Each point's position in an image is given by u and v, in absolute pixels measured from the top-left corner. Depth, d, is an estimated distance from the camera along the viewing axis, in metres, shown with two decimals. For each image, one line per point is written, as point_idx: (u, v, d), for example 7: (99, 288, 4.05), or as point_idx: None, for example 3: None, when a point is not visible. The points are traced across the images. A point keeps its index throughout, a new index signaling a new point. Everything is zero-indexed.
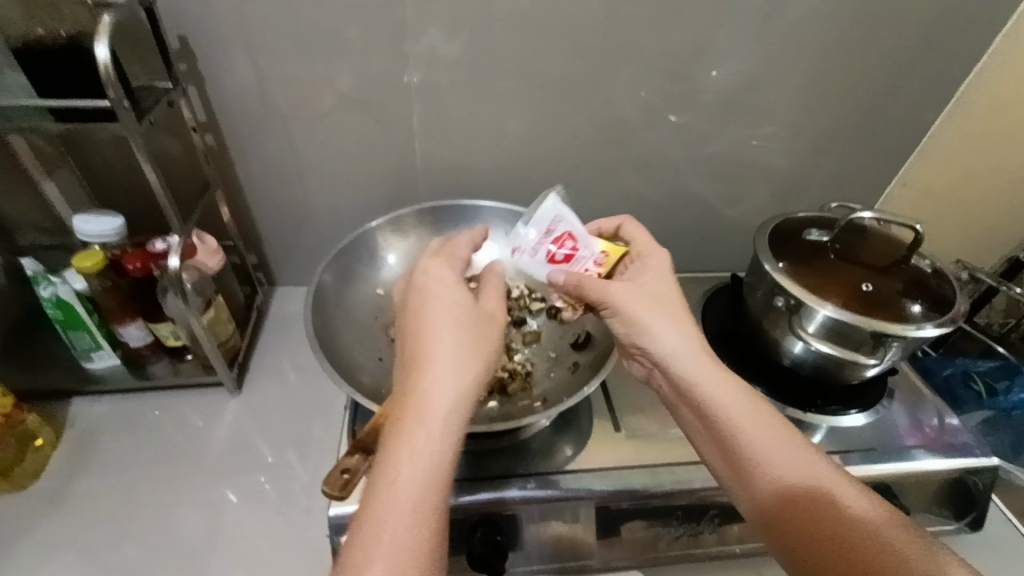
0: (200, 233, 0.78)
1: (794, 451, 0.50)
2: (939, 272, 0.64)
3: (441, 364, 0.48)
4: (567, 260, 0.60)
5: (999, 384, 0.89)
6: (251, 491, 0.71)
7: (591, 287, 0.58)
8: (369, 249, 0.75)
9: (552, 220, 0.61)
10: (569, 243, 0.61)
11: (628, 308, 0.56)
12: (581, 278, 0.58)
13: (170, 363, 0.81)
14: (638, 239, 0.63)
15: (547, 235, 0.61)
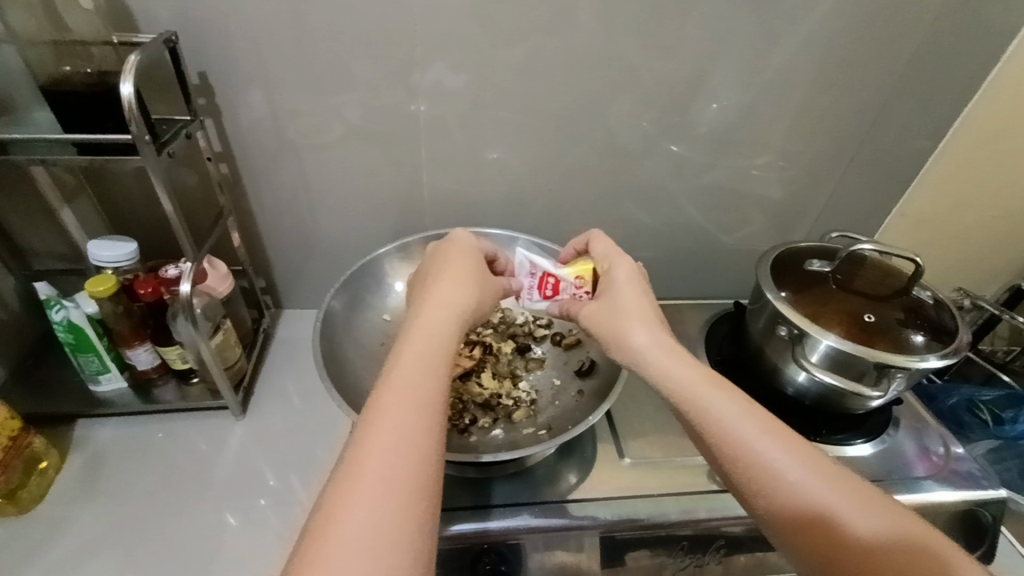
0: (211, 258, 0.80)
1: (794, 443, 0.46)
2: (939, 302, 0.65)
3: (416, 358, 0.46)
4: (555, 294, 0.65)
5: (1005, 413, 0.88)
6: (254, 514, 0.70)
7: (580, 309, 0.60)
8: (377, 276, 0.75)
9: (527, 267, 0.66)
10: (548, 278, 0.65)
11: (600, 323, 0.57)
12: (568, 305, 0.62)
13: (178, 387, 0.82)
14: (601, 253, 0.63)
15: (529, 281, 0.66)
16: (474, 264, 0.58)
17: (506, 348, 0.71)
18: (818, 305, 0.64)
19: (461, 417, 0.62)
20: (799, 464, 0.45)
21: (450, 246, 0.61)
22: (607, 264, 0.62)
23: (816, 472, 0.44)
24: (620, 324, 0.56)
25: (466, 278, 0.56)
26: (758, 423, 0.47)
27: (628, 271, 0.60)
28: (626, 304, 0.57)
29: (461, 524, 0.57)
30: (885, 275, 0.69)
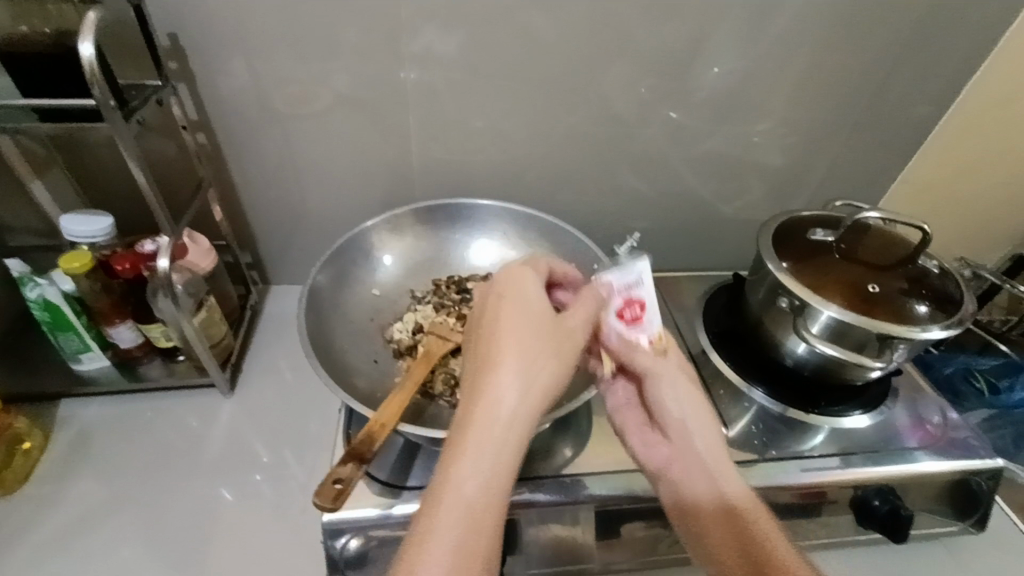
0: (192, 232, 0.77)
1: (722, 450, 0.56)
2: (944, 272, 0.63)
3: (480, 449, 0.43)
4: (631, 323, 0.55)
5: (1001, 382, 0.88)
6: (248, 491, 0.69)
7: (640, 357, 0.57)
8: (364, 250, 0.71)
9: (621, 279, 0.55)
10: (638, 306, 0.55)
11: (659, 376, 0.57)
12: (633, 345, 0.56)
13: (165, 364, 0.80)
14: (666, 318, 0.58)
15: (625, 287, 0.55)
16: (546, 313, 0.50)
17: None
18: (823, 275, 0.62)
19: (453, 392, 0.61)
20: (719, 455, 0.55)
21: (515, 281, 0.51)
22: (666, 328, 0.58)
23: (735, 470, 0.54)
24: (661, 378, 0.57)
25: (541, 335, 0.48)
26: (698, 425, 0.56)
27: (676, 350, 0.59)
28: (670, 368, 0.57)
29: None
30: (890, 244, 0.66)
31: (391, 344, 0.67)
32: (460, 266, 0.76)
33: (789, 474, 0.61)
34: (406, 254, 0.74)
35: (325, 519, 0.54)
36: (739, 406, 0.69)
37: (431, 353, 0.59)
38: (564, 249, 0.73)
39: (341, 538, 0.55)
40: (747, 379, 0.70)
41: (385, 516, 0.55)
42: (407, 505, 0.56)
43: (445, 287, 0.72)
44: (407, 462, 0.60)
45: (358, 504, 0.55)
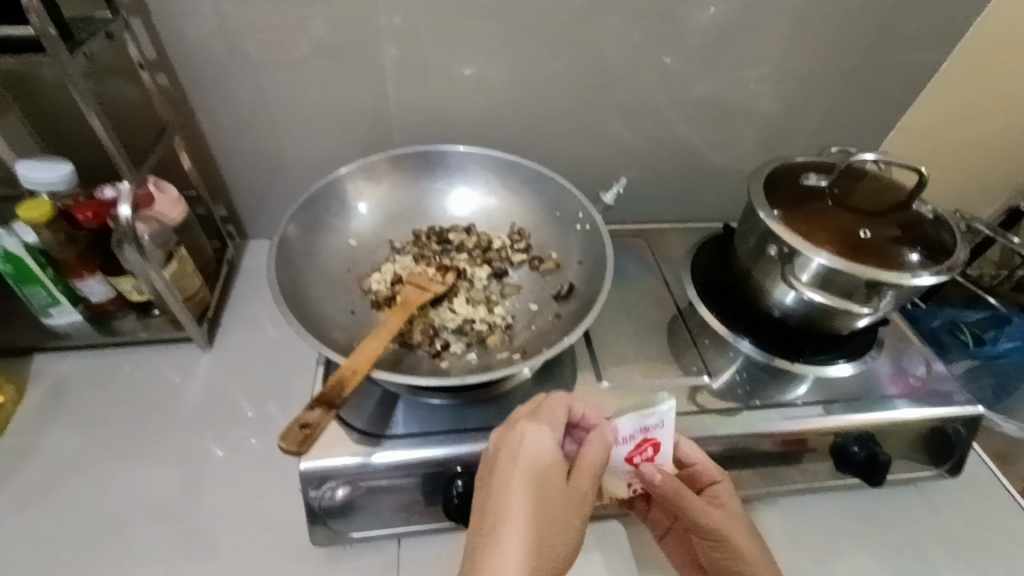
0: (158, 180, 0.73)
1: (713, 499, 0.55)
2: (939, 219, 0.61)
3: None
4: (657, 463, 0.54)
5: (986, 334, 0.88)
6: (238, 445, 0.68)
7: (690, 503, 0.54)
8: (338, 199, 0.68)
9: (639, 422, 0.54)
10: (650, 445, 0.54)
11: (709, 523, 0.54)
12: (681, 487, 0.54)
13: (139, 318, 0.78)
14: (701, 458, 0.56)
15: (641, 432, 0.54)
16: (556, 477, 0.46)
17: (480, 273, 0.66)
18: (814, 222, 0.60)
19: (432, 342, 0.59)
20: (738, 566, 0.54)
21: (525, 436, 0.47)
22: (699, 463, 0.56)
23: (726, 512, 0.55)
24: (710, 527, 0.54)
25: (547, 503, 0.44)
26: (718, 542, 0.55)
27: (724, 494, 0.56)
28: (716, 517, 0.54)
29: (414, 453, 0.55)
30: (884, 190, 0.64)
31: (368, 295, 0.64)
32: (441, 217, 0.72)
33: (771, 421, 0.60)
34: (383, 204, 0.70)
35: (301, 468, 0.54)
36: (724, 356, 0.68)
37: (408, 303, 0.58)
38: (549, 199, 0.71)
39: (318, 486, 0.54)
40: (732, 329, 0.69)
41: (363, 464, 0.54)
42: (385, 454, 0.55)
43: (425, 238, 0.69)
44: (387, 413, 0.59)
45: (335, 454, 0.54)
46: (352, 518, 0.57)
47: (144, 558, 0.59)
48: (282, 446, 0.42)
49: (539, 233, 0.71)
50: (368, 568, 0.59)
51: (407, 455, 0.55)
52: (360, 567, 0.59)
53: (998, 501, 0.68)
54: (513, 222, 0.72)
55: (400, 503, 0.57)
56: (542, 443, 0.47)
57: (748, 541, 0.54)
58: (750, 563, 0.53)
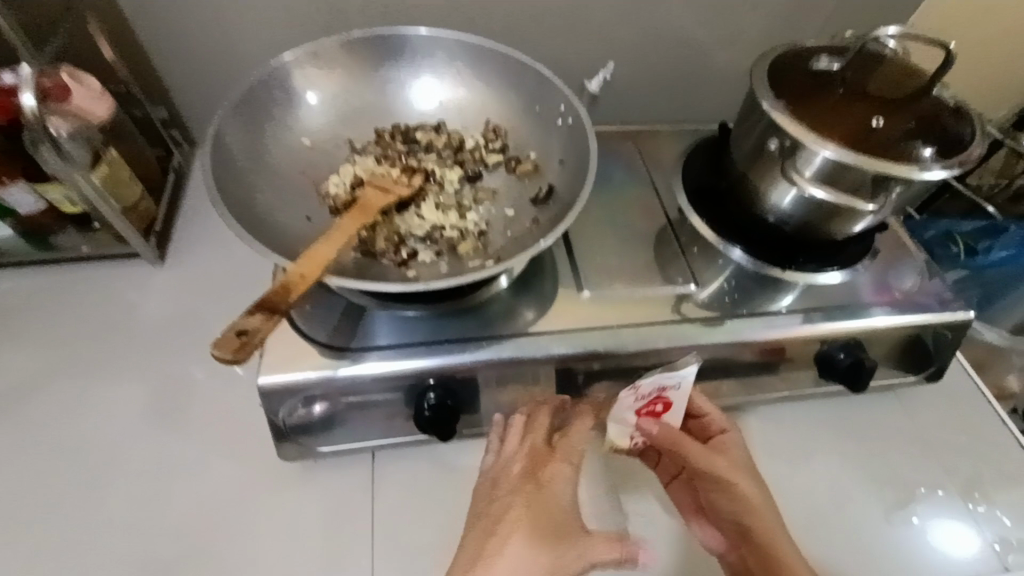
0: (74, 70, 0.64)
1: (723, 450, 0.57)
2: (959, 109, 0.55)
3: None
4: (662, 419, 0.56)
5: (979, 245, 0.85)
6: (207, 360, 0.65)
7: (688, 448, 0.55)
8: (283, 89, 0.59)
9: (659, 381, 0.54)
10: (664, 399, 0.56)
11: (710, 467, 0.55)
12: (677, 434, 0.56)
13: (79, 232, 0.71)
14: (712, 412, 0.58)
15: (658, 389, 0.55)
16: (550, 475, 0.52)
17: (451, 176, 0.60)
18: (822, 111, 0.54)
19: (397, 251, 0.54)
20: (742, 513, 0.53)
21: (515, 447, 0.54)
22: (710, 413, 0.58)
23: (734, 465, 0.55)
24: (712, 470, 0.55)
25: (543, 503, 0.50)
26: (724, 489, 0.54)
27: (731, 443, 0.57)
28: (720, 462, 0.55)
29: (381, 366, 0.52)
30: (904, 76, 0.58)
31: (326, 199, 0.57)
32: (408, 114, 0.64)
33: (756, 329, 0.58)
34: (336, 97, 0.62)
35: (260, 382, 0.51)
36: (714, 266, 0.64)
37: (368, 205, 0.52)
38: (528, 92, 0.63)
39: (283, 399, 0.52)
40: (723, 237, 0.64)
41: (328, 378, 0.51)
42: (351, 367, 0.52)
43: (389, 137, 0.62)
44: (354, 326, 0.55)
45: (296, 368, 0.51)
46: (333, 431, 0.56)
47: (112, 474, 0.57)
48: (214, 355, 0.39)
49: (517, 131, 0.63)
50: (344, 479, 0.58)
51: (375, 368, 0.52)
52: (336, 479, 0.58)
53: (973, 405, 0.68)
54: (487, 119, 0.64)
55: (375, 416, 0.56)
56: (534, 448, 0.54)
57: (752, 488, 0.54)
58: (755, 509, 0.53)
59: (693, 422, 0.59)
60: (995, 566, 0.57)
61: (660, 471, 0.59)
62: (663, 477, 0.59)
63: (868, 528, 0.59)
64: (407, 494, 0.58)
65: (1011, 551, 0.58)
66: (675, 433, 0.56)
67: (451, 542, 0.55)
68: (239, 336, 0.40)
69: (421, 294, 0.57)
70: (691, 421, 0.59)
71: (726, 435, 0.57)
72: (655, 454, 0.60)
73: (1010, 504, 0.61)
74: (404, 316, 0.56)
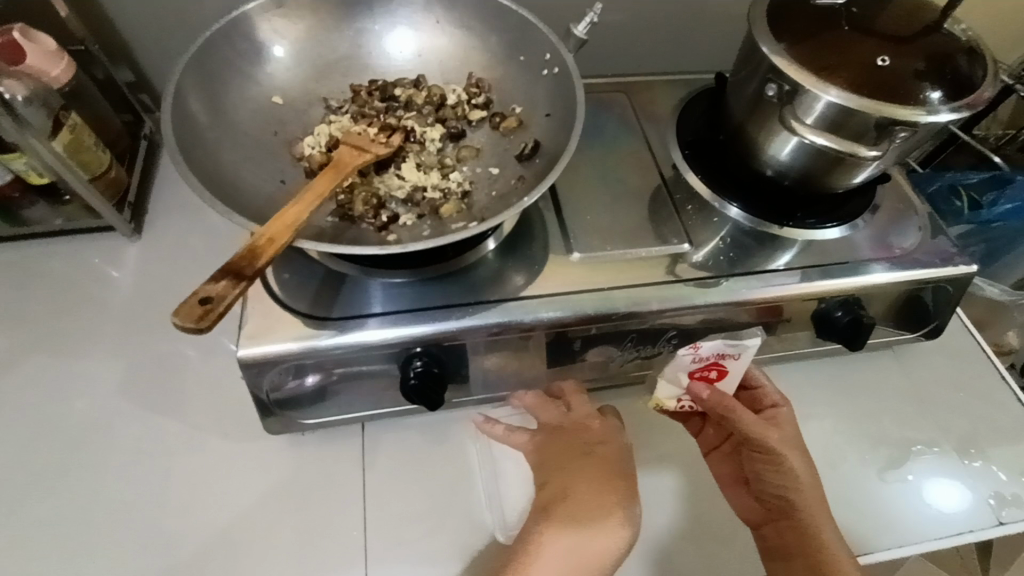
0: (27, 28, 0.61)
1: (778, 422, 0.56)
2: (971, 46, 0.52)
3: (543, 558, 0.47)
4: (716, 387, 0.56)
5: (985, 198, 0.82)
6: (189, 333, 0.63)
7: (740, 416, 0.54)
8: (247, 41, 0.55)
9: (720, 348, 0.54)
10: (723, 365, 0.55)
11: (762, 437, 0.53)
12: (730, 400, 0.54)
13: (50, 206, 0.69)
14: (768, 387, 0.58)
15: (719, 354, 0.54)
16: (590, 436, 0.54)
17: (433, 133, 0.57)
18: (825, 52, 0.50)
19: (377, 214, 0.51)
20: (787, 488, 0.52)
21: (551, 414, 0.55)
22: (767, 385, 0.58)
23: (788, 439, 0.54)
24: (764, 441, 0.53)
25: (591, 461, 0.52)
26: (769, 461, 0.53)
27: (784, 418, 0.56)
28: (773, 433, 0.54)
29: (365, 335, 0.50)
30: (915, 9, 0.54)
31: (301, 161, 0.54)
32: (385, 68, 0.60)
33: (753, 288, 0.56)
34: (306, 50, 0.58)
35: (240, 356, 0.49)
36: (709, 224, 0.61)
37: (342, 164, 0.50)
38: (511, 39, 0.59)
39: (267, 371, 0.50)
40: (719, 194, 0.62)
41: (310, 348, 0.50)
42: (334, 337, 0.50)
43: (366, 93, 0.58)
44: (335, 295, 0.53)
45: (277, 339, 0.49)
46: (320, 403, 0.55)
47: (100, 450, 0.57)
48: (174, 324, 0.36)
49: (501, 83, 0.59)
50: (334, 449, 0.58)
51: (359, 336, 0.50)
52: (325, 448, 0.58)
53: (972, 361, 0.67)
54: (470, 71, 0.60)
55: (361, 386, 0.54)
56: (573, 407, 0.55)
57: (801, 466, 0.53)
58: (800, 484, 0.52)
59: (745, 394, 0.59)
60: (988, 518, 0.57)
61: (702, 439, 0.60)
62: (704, 446, 0.59)
63: (862, 487, 0.59)
64: (398, 463, 0.57)
65: (1006, 505, 0.58)
66: (730, 402, 0.54)
67: (443, 510, 0.55)
68: (202, 303, 0.37)
69: (404, 259, 0.55)
70: (744, 392, 0.59)
71: (780, 407, 0.56)
72: (700, 421, 0.60)
73: (1006, 457, 0.61)
74: (385, 283, 0.54)
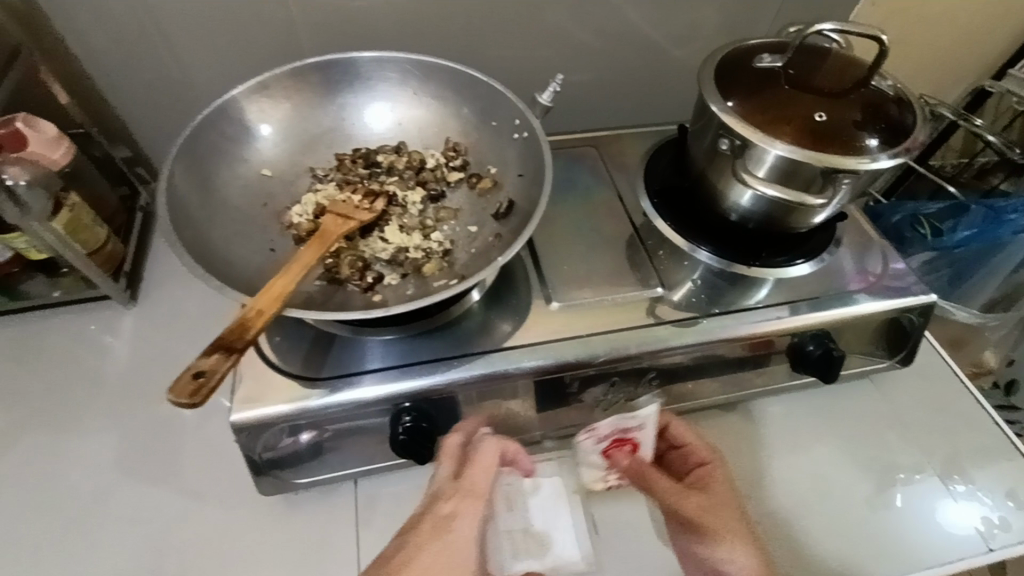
0: (31, 118, 0.66)
1: (707, 481, 0.56)
2: (900, 96, 0.57)
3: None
4: (635, 458, 0.57)
5: (944, 225, 0.86)
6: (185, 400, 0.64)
7: (659, 484, 0.56)
8: (237, 122, 0.59)
9: (618, 423, 0.55)
10: (629, 439, 0.56)
11: (683, 506, 0.55)
12: (647, 471, 0.57)
13: (49, 280, 0.71)
14: (692, 441, 0.58)
15: (620, 431, 0.56)
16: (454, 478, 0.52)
17: (414, 197, 0.60)
18: (770, 109, 0.54)
19: (363, 276, 0.54)
20: (725, 557, 0.52)
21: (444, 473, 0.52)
22: (691, 442, 0.58)
23: (716, 502, 0.55)
24: (686, 511, 0.54)
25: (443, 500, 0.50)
26: (698, 529, 0.54)
27: (711, 477, 0.56)
28: (693, 499, 0.55)
29: (356, 393, 0.52)
30: (847, 67, 0.59)
31: (290, 229, 0.58)
32: (367, 138, 0.65)
33: (728, 327, 0.58)
34: (292, 125, 0.62)
35: (232, 420, 0.50)
36: (682, 267, 0.64)
37: (328, 233, 0.53)
38: (483, 107, 0.63)
39: (260, 435, 0.51)
40: (687, 238, 0.65)
41: (303, 409, 0.51)
42: (325, 397, 0.51)
43: (350, 162, 0.62)
44: (326, 355, 0.55)
45: (270, 402, 0.51)
46: (312, 464, 0.56)
47: (93, 523, 0.57)
48: (169, 401, 0.38)
49: (476, 147, 0.64)
50: (328, 508, 0.58)
51: (349, 395, 0.52)
52: (319, 509, 0.58)
53: (949, 383, 0.69)
54: (447, 137, 0.64)
55: (354, 444, 0.55)
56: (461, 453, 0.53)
57: (732, 527, 0.53)
58: (734, 550, 0.52)
59: (675, 453, 0.59)
60: (978, 546, 0.58)
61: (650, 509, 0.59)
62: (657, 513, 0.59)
63: (853, 516, 0.59)
64: (392, 520, 0.58)
65: (996, 528, 0.59)
66: (644, 471, 0.57)
67: None
68: (196, 378, 0.39)
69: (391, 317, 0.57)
70: (674, 452, 0.59)
71: (707, 465, 0.57)
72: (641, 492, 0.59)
73: (991, 479, 0.62)
74: (372, 341, 0.56)
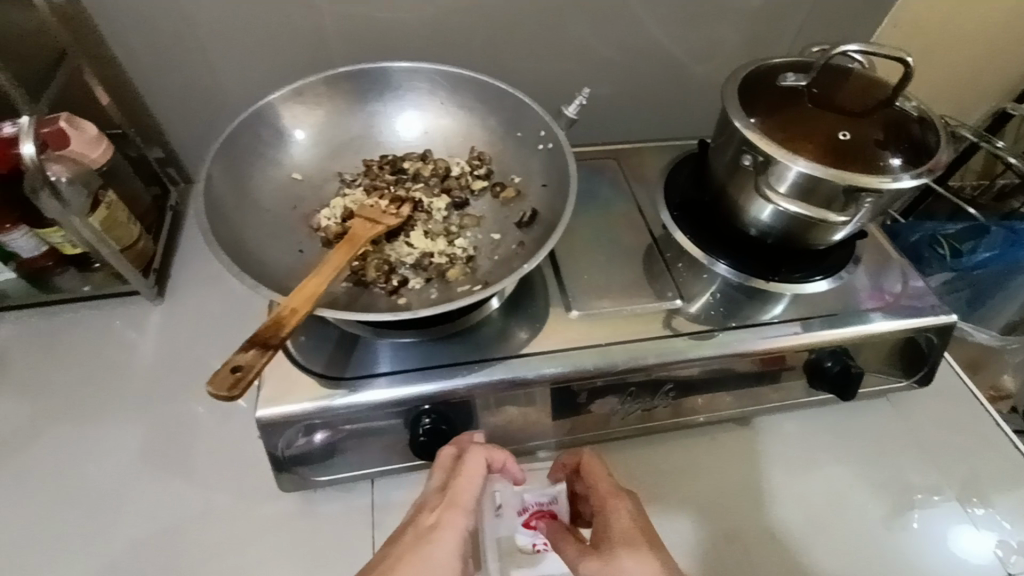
0: (73, 118, 0.68)
1: (607, 526, 0.48)
2: (924, 117, 0.57)
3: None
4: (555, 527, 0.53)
5: (964, 246, 0.85)
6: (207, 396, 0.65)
7: (564, 547, 0.49)
8: (271, 126, 0.61)
9: (535, 496, 0.54)
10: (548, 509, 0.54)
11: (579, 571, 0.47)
12: (557, 532, 0.50)
13: (81, 275, 0.73)
14: (598, 482, 0.51)
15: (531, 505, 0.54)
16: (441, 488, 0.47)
17: (439, 203, 0.62)
18: (793, 127, 0.55)
19: (388, 279, 0.55)
20: None
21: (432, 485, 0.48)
22: (593, 483, 0.51)
23: (613, 555, 0.46)
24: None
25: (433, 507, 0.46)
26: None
27: (610, 522, 0.48)
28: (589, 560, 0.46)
29: (377, 394, 0.53)
30: (871, 87, 0.60)
31: (318, 232, 0.59)
32: (394, 145, 0.66)
33: (746, 341, 0.58)
34: (323, 131, 0.64)
35: (258, 416, 0.51)
36: (700, 280, 0.65)
37: (357, 236, 0.54)
38: (510, 118, 0.65)
39: (282, 432, 0.53)
40: (706, 251, 0.66)
41: (326, 408, 0.52)
42: (347, 397, 0.53)
43: (378, 168, 0.63)
44: (349, 356, 0.56)
45: (294, 400, 0.52)
46: (329, 463, 0.57)
47: (116, 513, 0.58)
48: (208, 394, 0.39)
49: (501, 156, 0.65)
50: (345, 507, 0.59)
51: (369, 396, 0.53)
52: (336, 508, 0.59)
53: (968, 406, 0.69)
54: (472, 146, 0.66)
55: (372, 445, 0.56)
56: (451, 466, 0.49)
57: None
58: None
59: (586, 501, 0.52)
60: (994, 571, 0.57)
61: None
62: None
63: (868, 534, 0.59)
64: None
65: (1013, 553, 0.58)
66: (553, 533, 0.50)
67: None
68: (233, 372, 0.41)
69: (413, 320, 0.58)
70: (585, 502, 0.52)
71: (607, 507, 0.49)
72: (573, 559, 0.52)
73: (1010, 504, 0.61)
74: (393, 343, 0.57)
